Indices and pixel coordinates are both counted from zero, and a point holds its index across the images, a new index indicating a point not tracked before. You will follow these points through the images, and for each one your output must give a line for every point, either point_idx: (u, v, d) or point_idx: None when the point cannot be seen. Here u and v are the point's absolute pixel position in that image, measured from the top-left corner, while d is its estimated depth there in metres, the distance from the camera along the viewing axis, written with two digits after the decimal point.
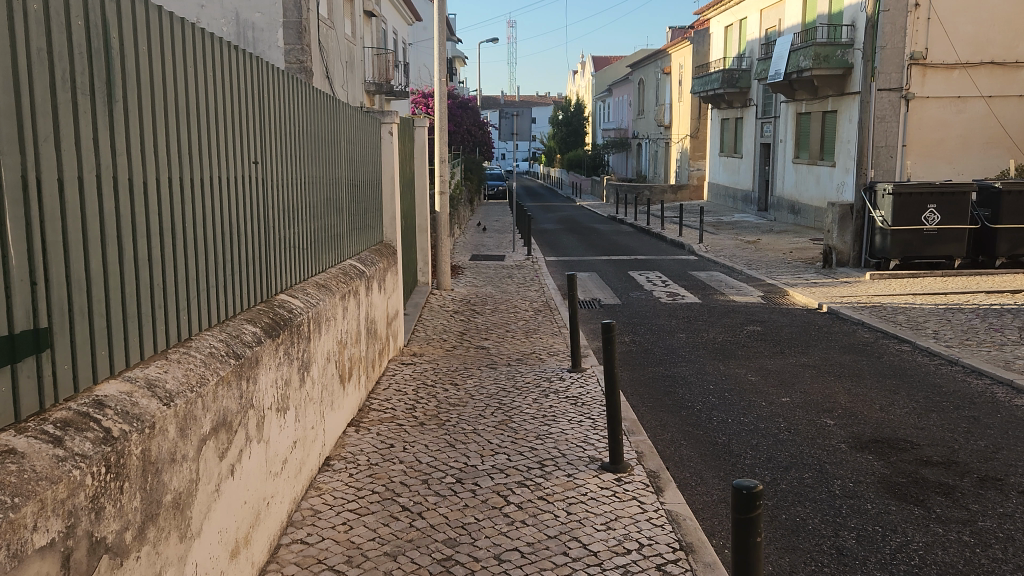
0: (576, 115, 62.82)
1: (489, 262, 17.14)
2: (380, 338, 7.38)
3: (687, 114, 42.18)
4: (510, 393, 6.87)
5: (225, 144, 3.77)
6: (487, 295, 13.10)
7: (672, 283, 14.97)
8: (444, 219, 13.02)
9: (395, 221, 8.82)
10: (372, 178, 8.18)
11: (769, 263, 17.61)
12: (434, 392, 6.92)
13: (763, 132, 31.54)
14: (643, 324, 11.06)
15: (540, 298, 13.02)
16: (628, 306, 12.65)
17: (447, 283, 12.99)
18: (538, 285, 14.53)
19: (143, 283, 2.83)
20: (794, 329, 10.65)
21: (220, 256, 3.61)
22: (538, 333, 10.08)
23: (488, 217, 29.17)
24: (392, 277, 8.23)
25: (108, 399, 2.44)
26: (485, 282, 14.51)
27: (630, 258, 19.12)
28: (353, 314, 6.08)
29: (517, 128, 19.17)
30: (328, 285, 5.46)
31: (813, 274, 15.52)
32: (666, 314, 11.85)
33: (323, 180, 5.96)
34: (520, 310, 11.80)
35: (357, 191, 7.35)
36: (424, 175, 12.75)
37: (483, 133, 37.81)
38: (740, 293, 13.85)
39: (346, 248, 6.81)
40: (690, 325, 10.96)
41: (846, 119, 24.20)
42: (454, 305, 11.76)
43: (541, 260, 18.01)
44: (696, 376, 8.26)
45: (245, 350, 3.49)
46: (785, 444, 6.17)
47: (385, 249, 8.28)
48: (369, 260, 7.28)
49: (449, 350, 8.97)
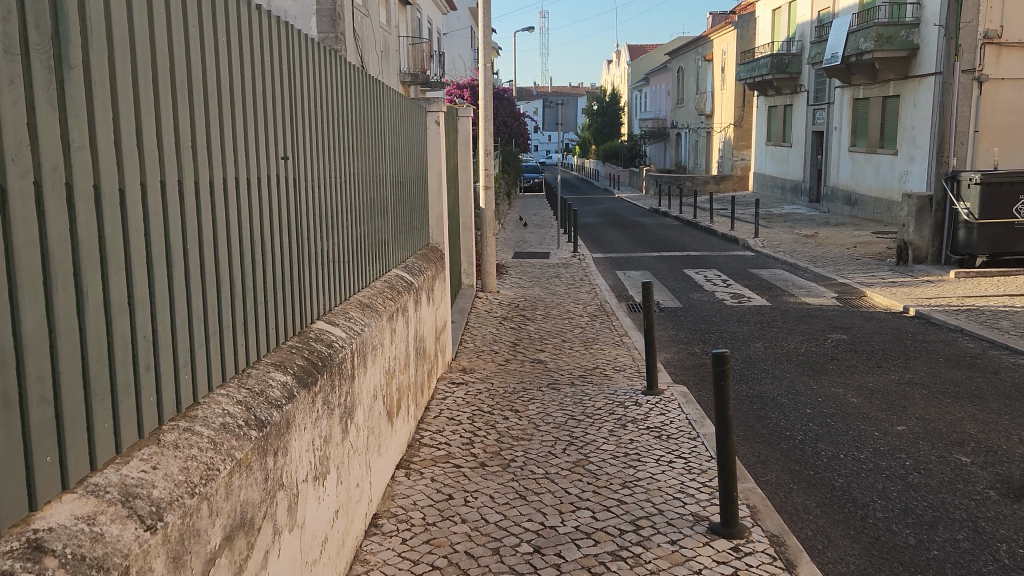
0: (612, 105, 61.37)
1: (533, 260, 16.18)
2: (429, 355, 6.45)
3: (730, 102, 40.52)
4: (581, 424, 5.89)
5: (245, 136, 2.91)
6: (536, 297, 12.15)
7: (734, 283, 13.84)
8: (489, 215, 12.08)
9: (441, 221, 7.89)
10: (419, 175, 7.31)
11: (835, 259, 16.34)
12: (492, 421, 5.97)
13: (816, 119, 29.88)
14: (712, 332, 10.00)
15: (594, 301, 12.03)
16: (690, 309, 11.60)
17: (493, 285, 12.07)
18: (589, 285, 13.53)
19: (114, 336, 1.98)
20: (884, 337, 9.50)
21: (240, 282, 2.77)
22: (598, 344, 9.10)
23: (527, 211, 28.17)
24: (439, 283, 7.30)
25: (51, 539, 1.58)
26: (531, 283, 13.56)
27: (682, 255, 17.97)
28: (402, 335, 5.18)
29: (562, 118, 18.14)
30: (375, 305, 4.56)
31: (887, 272, 14.24)
32: (735, 319, 10.77)
33: (368, 179, 5.10)
34: (573, 315, 10.80)
35: (403, 191, 6.47)
36: (467, 169, 11.81)
37: (520, 125, 36.75)
38: (813, 295, 12.68)
39: (393, 257, 5.96)
40: (766, 332, 9.87)
41: (911, 104, 22.59)
42: (503, 311, 10.82)
43: (589, 257, 16.97)
44: (787, 397, 7.20)
45: (271, 411, 2.59)
46: (919, 490, 5.11)
47: (431, 254, 7.37)
48: (418, 268, 6.40)
49: (503, 366, 8.02)
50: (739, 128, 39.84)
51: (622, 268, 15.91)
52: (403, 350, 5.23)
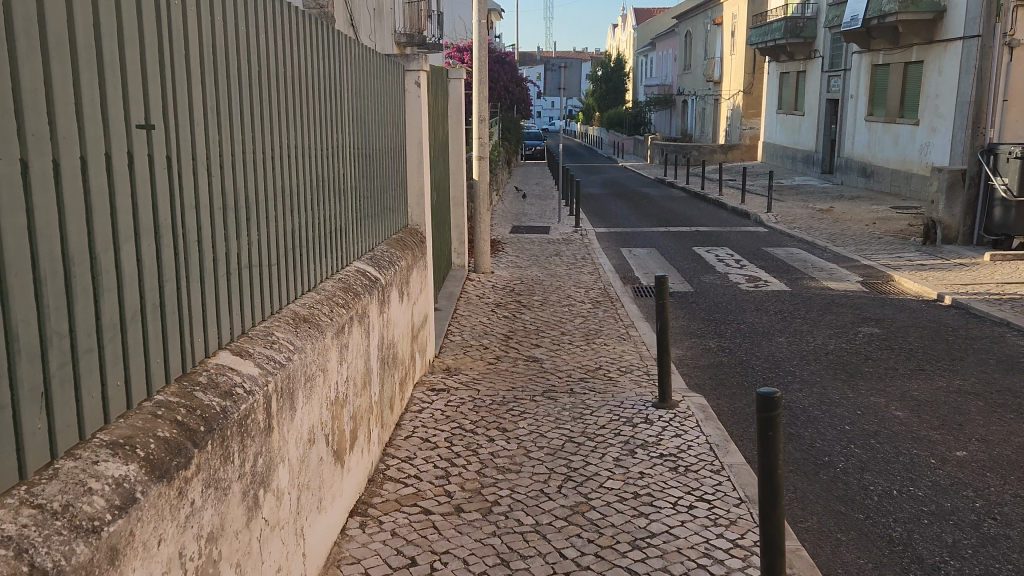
0: (617, 70, 59.57)
1: (532, 235, 15.13)
2: (400, 360, 5.43)
3: (740, 68, 38.96)
4: (581, 449, 4.91)
5: (41, 91, 1.83)
6: (534, 279, 11.14)
7: (749, 264, 12.80)
8: (484, 189, 11.00)
9: (422, 198, 6.79)
10: (393, 144, 6.20)
11: (856, 237, 15.24)
12: (474, 444, 4.98)
13: (831, 86, 28.45)
14: (728, 324, 8.97)
15: (597, 284, 11.02)
16: (702, 294, 10.59)
17: (486, 266, 11.04)
18: (592, 265, 12.51)
19: None
20: (922, 332, 8.47)
21: (22, 330, 1.75)
22: (602, 338, 8.11)
23: (527, 181, 27.01)
24: (418, 271, 6.26)
25: None
26: (529, 262, 12.54)
27: (690, 230, 16.90)
28: (359, 348, 4.16)
29: (565, 82, 16.91)
30: (319, 321, 3.52)
31: (914, 253, 13.14)
32: (753, 308, 9.74)
33: (310, 149, 4.00)
34: (574, 301, 9.77)
35: (368, 165, 5.38)
36: (459, 138, 10.69)
37: (522, 91, 35.35)
38: (835, 278, 11.63)
39: (355, 247, 4.90)
40: (788, 325, 8.85)
41: (935, 70, 21.19)
42: (496, 296, 9.79)
43: (592, 232, 15.91)
44: (822, 408, 6.19)
45: (71, 549, 1.65)
46: (999, 545, 4.12)
47: (409, 238, 6.32)
48: (389, 260, 5.34)
49: (492, 368, 7.01)
50: (749, 96, 38.34)
51: (628, 245, 14.86)
52: (361, 365, 4.20)
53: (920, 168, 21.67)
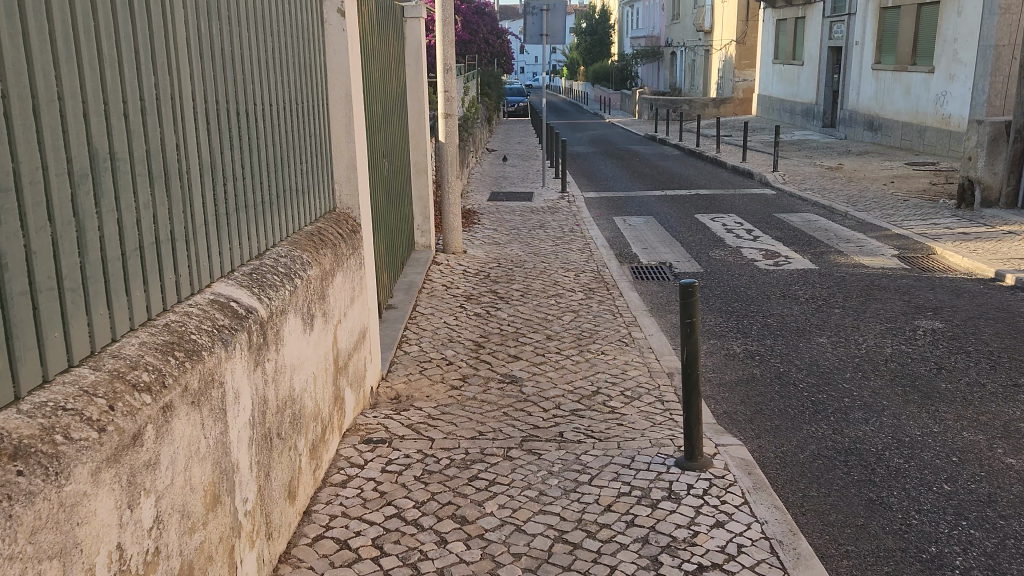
0: (601, 22, 56.73)
1: (512, 203, 13.36)
2: (308, 417, 3.69)
3: (732, 16, 36.60)
4: (579, 561, 3.26)
5: None
6: (514, 260, 9.42)
7: (762, 234, 11.14)
8: (451, 154, 9.21)
9: (354, 170, 4.94)
10: (303, 94, 4.27)
11: (878, 200, 13.56)
12: (415, 555, 3.29)
13: (833, 32, 26.33)
14: (751, 318, 7.31)
15: (588, 265, 9.31)
16: (713, 277, 8.96)
17: (457, 244, 9.41)
18: (581, 240, 10.79)
19: None
20: (993, 327, 6.84)
21: None
22: (598, 344, 6.42)
23: (509, 140, 25.02)
24: (344, 275, 4.47)
25: None
26: (509, 237, 10.81)
27: (689, 193, 15.16)
28: (199, 451, 2.39)
29: (548, 28, 14.89)
30: (59, 449, 1.75)
31: (950, 219, 11.46)
32: (777, 295, 8.07)
33: (83, 100, 2.11)
34: (560, 289, 8.06)
35: (254, 125, 3.47)
36: (418, 91, 8.80)
37: (501, 43, 32.89)
38: (866, 252, 9.98)
39: (219, 259, 3.04)
40: (826, 319, 7.20)
41: (953, 11, 19.21)
42: (467, 285, 8.07)
43: (580, 198, 14.14)
44: (902, 454, 4.58)
45: None
46: None
47: (331, 229, 4.50)
48: (285, 270, 3.52)
49: (455, 398, 5.31)
50: (742, 46, 36.08)
51: (621, 213, 13.11)
52: (209, 473, 2.47)
53: (935, 120, 19.88)
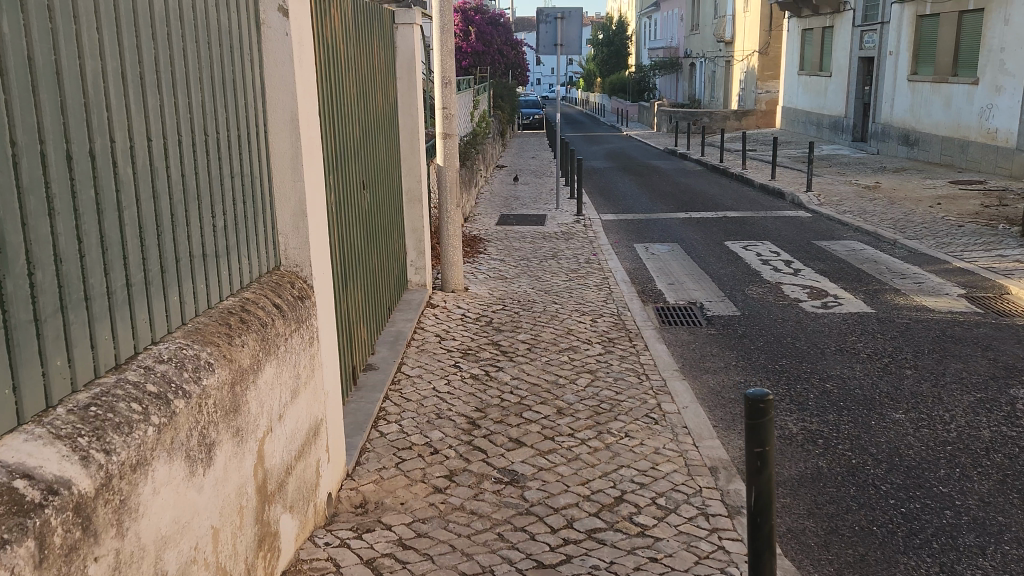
0: (618, 33, 55.60)
1: (523, 227, 12.17)
2: None
3: (754, 27, 35.27)
4: None
5: None
6: (521, 300, 8.24)
7: (804, 266, 9.87)
8: (449, 179, 8.08)
9: (303, 217, 3.76)
10: (222, 119, 3.13)
11: (929, 225, 12.23)
12: None
13: (864, 42, 24.97)
14: (804, 382, 6.08)
15: (607, 307, 8.10)
16: (752, 322, 7.73)
17: (457, 281, 8.33)
18: (599, 273, 9.57)
19: None
20: None
21: None
22: (621, 422, 5.21)
23: (522, 155, 23.85)
24: (278, 365, 3.29)
25: None
26: (517, 270, 9.62)
27: (715, 216, 13.91)
28: None
29: (563, 38, 13.74)
30: None
31: (1017, 250, 10.13)
32: (831, 349, 6.80)
33: None
34: (574, 340, 6.85)
35: (115, 171, 2.33)
36: (411, 109, 7.63)
37: (516, 54, 31.78)
38: (925, 290, 8.69)
39: (14, 398, 1.89)
40: (897, 386, 5.92)
41: (999, 19, 17.79)
42: (464, 335, 6.88)
43: (597, 222, 12.93)
44: None
45: None
46: None
47: (263, 298, 3.34)
48: (157, 386, 2.35)
49: (437, 508, 4.11)
50: (765, 56, 34.72)
51: (642, 239, 11.88)
52: None
53: (979, 134, 18.47)
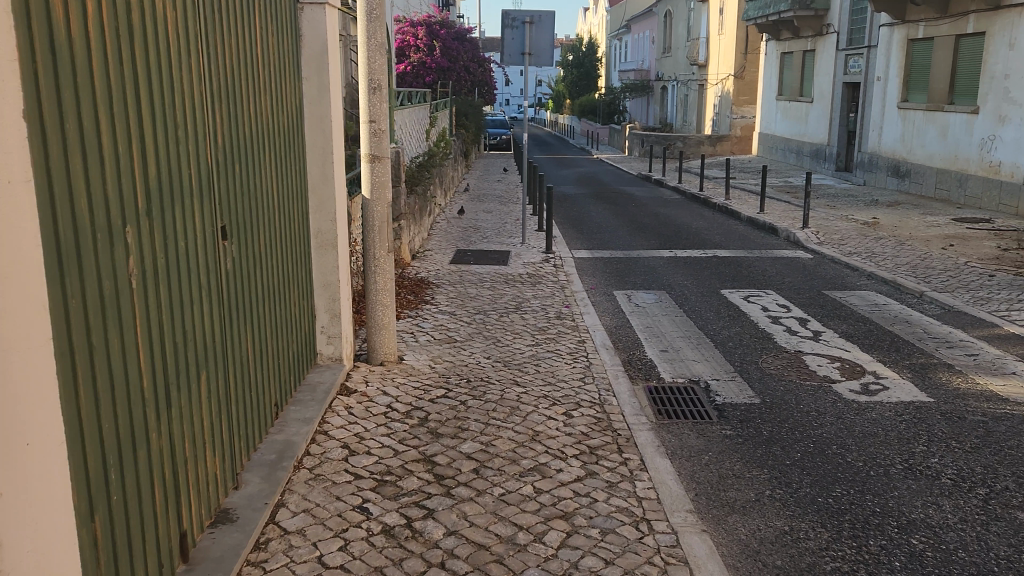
0: (589, 55, 54.31)
1: (480, 268, 10.13)
2: None
3: (730, 49, 33.93)
4: None
5: None
6: (470, 376, 6.19)
7: (823, 328, 8.01)
8: (374, 216, 6.04)
9: None
10: None
11: (954, 272, 10.47)
12: None
13: (849, 67, 23.61)
14: (879, 533, 4.12)
15: (584, 388, 6.09)
16: (777, 414, 5.79)
17: (385, 349, 6.28)
18: (572, 334, 7.56)
19: None
20: None
21: None
22: None
23: (487, 179, 21.91)
24: None
25: None
26: (470, 328, 7.58)
27: (705, 255, 12.05)
28: None
29: (531, 45, 11.81)
30: None
31: None
32: (899, 467, 4.87)
33: None
34: (541, 454, 4.81)
35: None
36: (321, 124, 5.57)
37: (483, 71, 29.69)
38: (985, 366, 6.84)
39: None
40: (1019, 547, 3.97)
41: (1003, 43, 16.34)
42: (385, 445, 4.81)
43: (568, 261, 10.97)
44: None
45: None
46: None
47: None
48: None
49: None
50: (741, 80, 33.38)
51: (623, 284, 9.94)
52: None
53: (980, 167, 17.00)
